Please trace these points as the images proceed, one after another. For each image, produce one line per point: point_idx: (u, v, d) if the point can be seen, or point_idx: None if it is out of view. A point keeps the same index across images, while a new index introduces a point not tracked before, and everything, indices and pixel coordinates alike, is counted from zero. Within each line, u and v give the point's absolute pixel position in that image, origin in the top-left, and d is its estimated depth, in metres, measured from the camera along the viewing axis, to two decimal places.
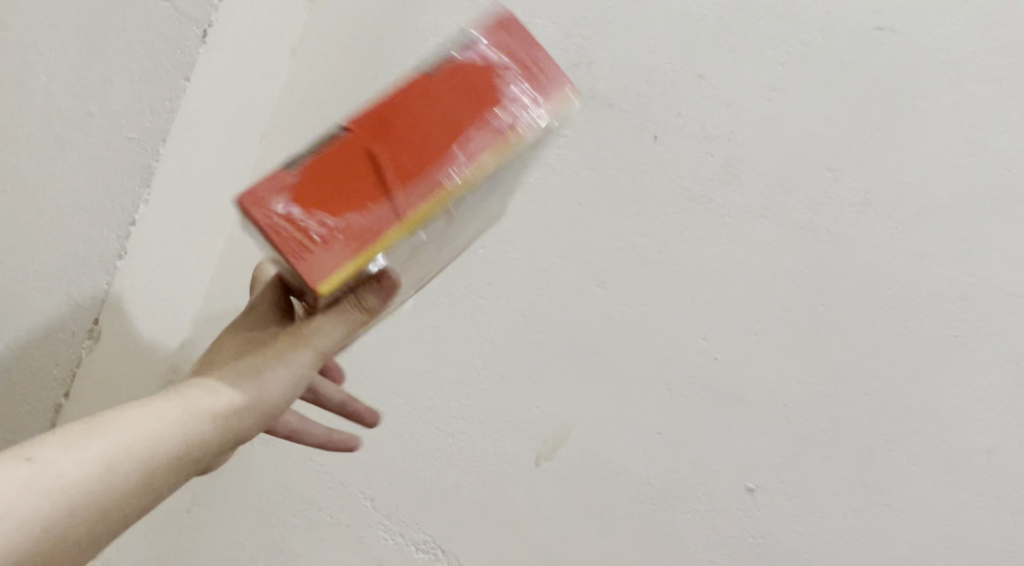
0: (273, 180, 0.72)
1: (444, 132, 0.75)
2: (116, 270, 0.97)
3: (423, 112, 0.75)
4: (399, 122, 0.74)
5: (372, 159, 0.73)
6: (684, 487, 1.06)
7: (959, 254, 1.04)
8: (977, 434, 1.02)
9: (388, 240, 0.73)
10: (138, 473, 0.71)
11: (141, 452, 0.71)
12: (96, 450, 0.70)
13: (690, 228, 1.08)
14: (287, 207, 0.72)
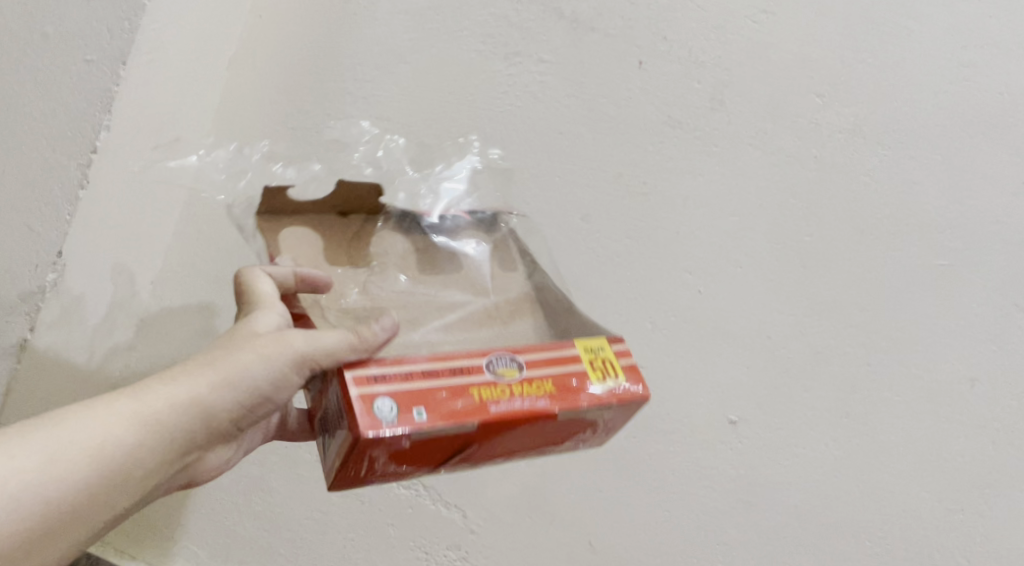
0: (393, 441, 0.75)
1: (514, 445, 0.81)
2: (78, 200, 1.00)
3: (509, 441, 0.80)
4: (489, 446, 0.80)
5: (456, 454, 0.80)
6: (666, 420, 1.05)
7: (945, 181, 1.01)
8: (960, 362, 1.00)
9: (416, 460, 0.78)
10: (96, 509, 0.75)
11: (93, 484, 0.74)
12: (63, 479, 0.73)
13: (675, 157, 1.06)
14: (380, 456, 0.76)
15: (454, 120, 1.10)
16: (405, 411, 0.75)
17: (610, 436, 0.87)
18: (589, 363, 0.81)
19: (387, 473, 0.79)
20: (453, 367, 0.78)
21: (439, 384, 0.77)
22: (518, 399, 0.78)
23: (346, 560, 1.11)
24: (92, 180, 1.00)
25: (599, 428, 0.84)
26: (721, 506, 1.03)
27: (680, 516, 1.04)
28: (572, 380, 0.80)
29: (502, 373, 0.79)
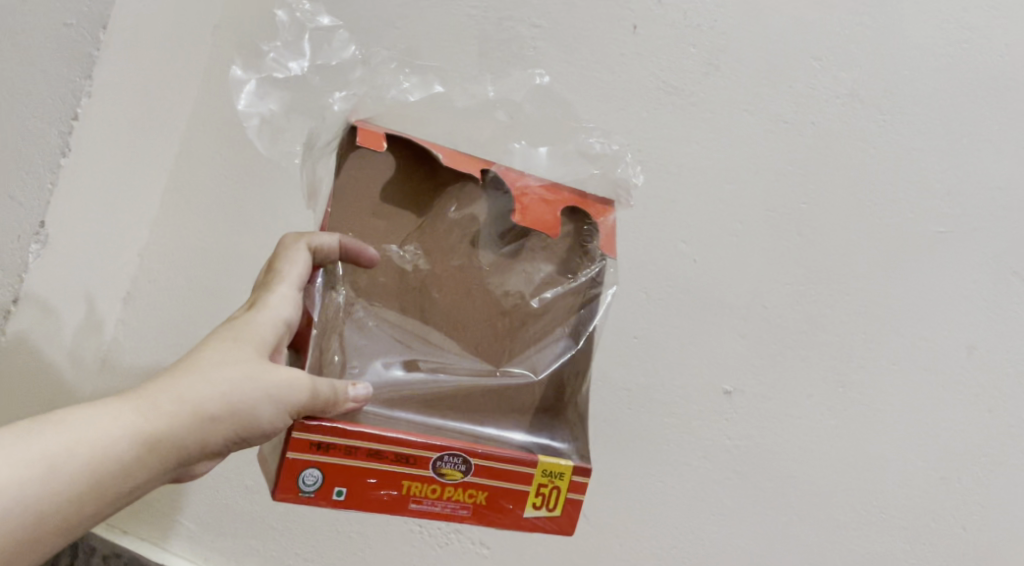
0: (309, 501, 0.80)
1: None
2: (60, 168, 0.98)
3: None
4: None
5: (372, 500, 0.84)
6: (661, 390, 1.04)
7: (944, 147, 1.00)
8: (957, 329, 0.99)
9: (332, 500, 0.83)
10: (79, 524, 0.75)
11: (89, 491, 0.74)
12: (60, 484, 0.73)
13: (670, 124, 1.04)
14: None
15: None
16: (326, 486, 0.79)
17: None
18: (535, 489, 0.82)
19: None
20: (401, 455, 0.80)
21: (375, 469, 0.80)
22: (439, 502, 0.81)
23: (338, 533, 1.10)
24: (74, 146, 0.98)
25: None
26: (716, 477, 1.03)
27: (675, 487, 1.03)
28: (508, 500, 0.82)
29: (445, 474, 0.81)
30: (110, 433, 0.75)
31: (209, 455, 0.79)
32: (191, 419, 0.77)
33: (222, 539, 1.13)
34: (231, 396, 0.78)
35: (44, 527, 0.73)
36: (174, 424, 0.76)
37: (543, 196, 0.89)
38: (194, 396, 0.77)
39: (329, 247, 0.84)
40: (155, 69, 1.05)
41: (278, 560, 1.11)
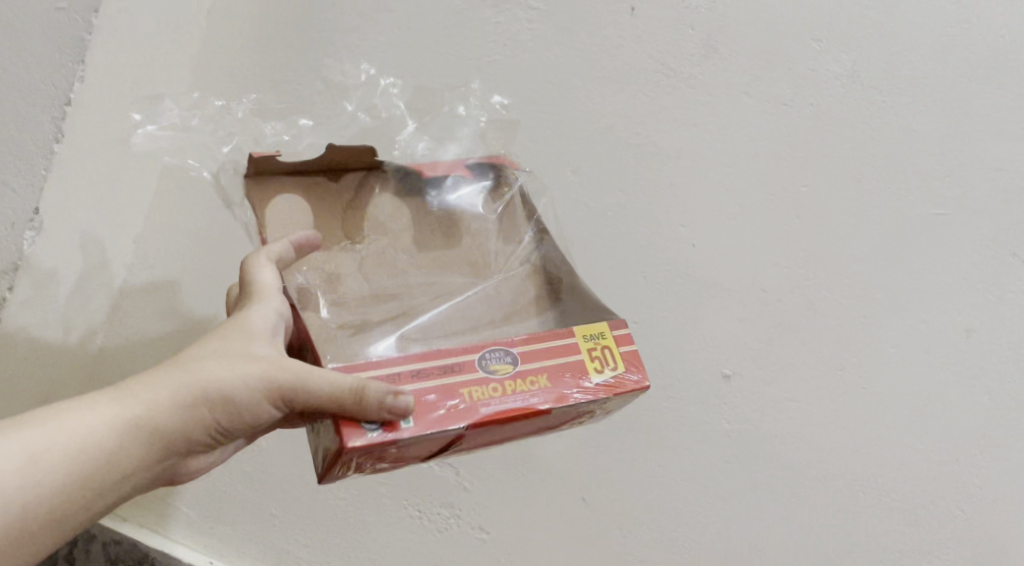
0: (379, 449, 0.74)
1: (511, 437, 0.81)
2: (55, 153, 0.99)
3: (502, 434, 0.79)
4: (481, 440, 0.79)
5: (442, 450, 0.79)
6: (660, 374, 1.03)
7: (943, 128, 1.00)
8: (957, 312, 0.99)
9: (405, 456, 0.78)
10: (66, 517, 0.74)
11: (74, 485, 0.73)
12: (44, 478, 0.72)
13: (669, 106, 1.04)
14: (362, 461, 0.76)
15: (441, 72, 1.08)
16: (388, 416, 0.74)
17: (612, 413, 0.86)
18: (588, 354, 0.79)
19: (378, 468, 0.79)
20: (442, 368, 0.77)
21: (429, 388, 0.76)
22: (507, 397, 0.76)
23: (338, 520, 1.10)
24: (68, 133, 1.00)
25: (599, 412, 0.83)
26: (715, 461, 1.03)
27: (673, 471, 1.04)
28: (569, 374, 0.78)
29: (495, 370, 0.77)
30: (92, 427, 0.74)
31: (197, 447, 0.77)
32: (176, 412, 0.75)
33: (219, 527, 1.11)
34: (219, 392, 0.75)
35: (31, 519, 0.72)
36: (157, 416, 0.75)
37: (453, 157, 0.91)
38: (177, 390, 0.75)
39: (284, 254, 0.81)
40: (148, 58, 1.07)
41: (277, 547, 1.10)
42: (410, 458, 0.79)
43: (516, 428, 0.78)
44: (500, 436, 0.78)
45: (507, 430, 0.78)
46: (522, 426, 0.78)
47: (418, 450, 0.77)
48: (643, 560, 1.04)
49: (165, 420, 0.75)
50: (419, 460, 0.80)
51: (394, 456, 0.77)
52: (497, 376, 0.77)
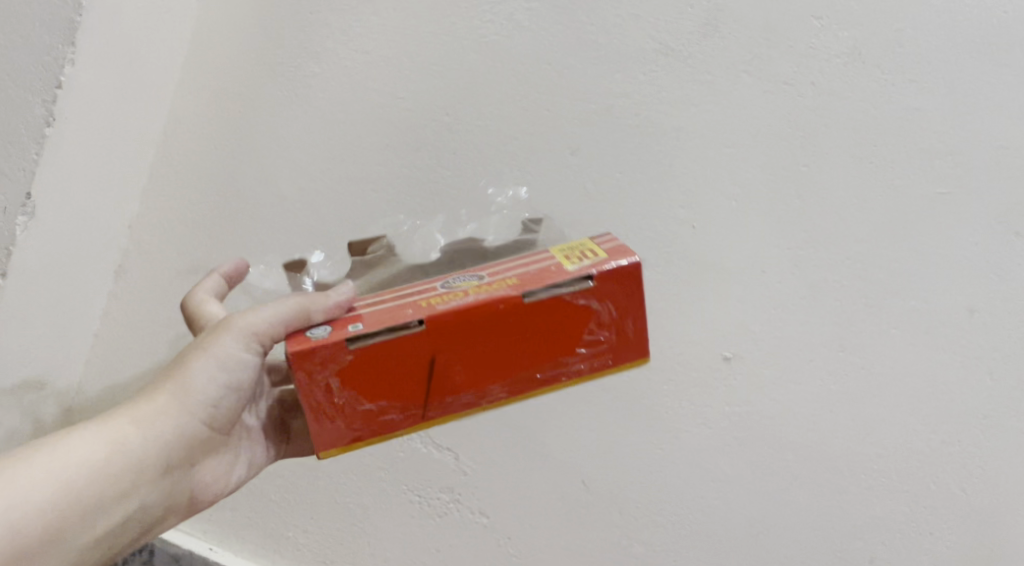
0: (340, 354, 0.77)
1: (503, 356, 0.79)
2: (46, 139, 0.98)
3: (488, 348, 0.79)
4: (469, 360, 0.79)
5: (426, 370, 0.78)
6: (659, 357, 1.04)
7: (948, 105, 0.98)
8: (959, 292, 0.99)
9: (381, 374, 0.78)
10: (88, 521, 0.77)
11: (87, 488, 0.77)
12: (58, 485, 0.76)
13: (667, 86, 1.02)
14: (336, 382, 0.77)
15: (435, 52, 1.06)
16: (340, 324, 0.78)
17: (638, 340, 0.80)
18: (561, 256, 0.81)
19: (374, 412, 0.79)
20: (404, 292, 0.81)
21: (387, 306, 0.79)
22: (469, 295, 0.78)
23: (337, 505, 1.11)
24: (59, 116, 0.98)
25: (603, 320, 0.80)
26: (716, 442, 1.03)
27: (673, 453, 1.04)
28: (537, 269, 0.80)
29: (459, 282, 0.80)
30: (91, 436, 0.79)
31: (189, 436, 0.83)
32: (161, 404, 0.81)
33: (219, 512, 1.14)
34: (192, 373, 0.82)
35: (53, 526, 0.75)
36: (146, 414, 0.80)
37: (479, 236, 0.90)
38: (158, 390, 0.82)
39: (218, 288, 0.89)
40: (140, 37, 1.04)
41: (277, 533, 1.13)
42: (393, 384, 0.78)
43: (491, 320, 0.78)
44: (480, 335, 0.78)
45: (479, 321, 0.78)
46: (502, 321, 0.78)
47: (391, 362, 0.78)
48: (646, 543, 1.06)
49: (159, 405, 0.81)
50: (419, 400, 0.79)
51: (366, 365, 0.77)
52: (461, 285, 0.80)
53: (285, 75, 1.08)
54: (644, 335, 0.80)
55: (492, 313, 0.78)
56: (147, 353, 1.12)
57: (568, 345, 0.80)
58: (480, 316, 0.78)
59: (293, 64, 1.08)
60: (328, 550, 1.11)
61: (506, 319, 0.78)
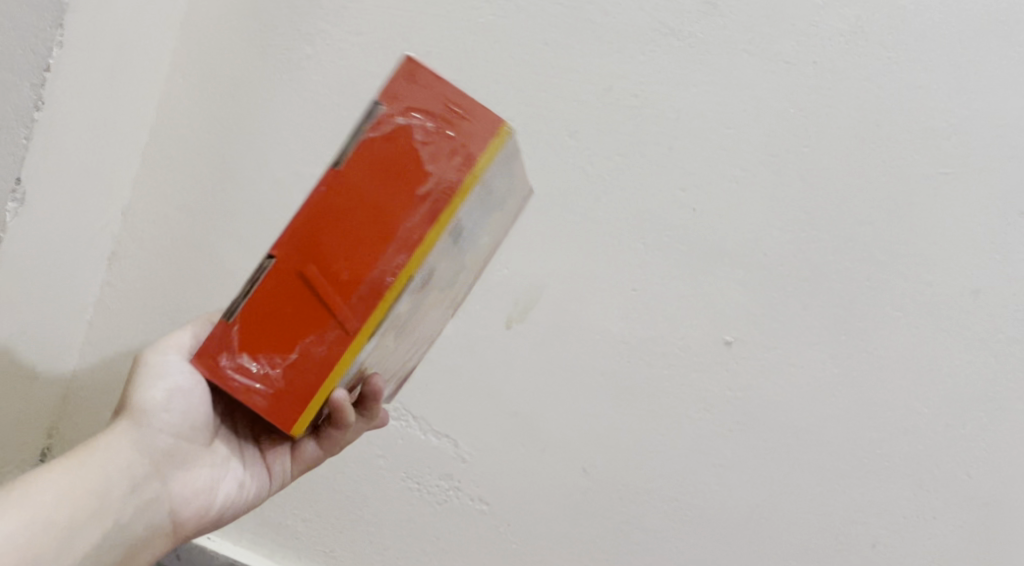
0: (224, 337, 0.78)
1: (366, 232, 0.77)
2: (35, 122, 0.95)
3: (354, 233, 0.77)
4: (340, 259, 0.77)
5: (313, 290, 0.77)
6: (660, 342, 1.02)
7: (952, 84, 0.97)
8: (963, 273, 0.98)
9: (275, 321, 0.77)
10: (66, 547, 0.78)
11: (57, 514, 0.79)
12: (26, 518, 0.78)
13: (666, 67, 1.00)
14: (240, 358, 0.78)
15: (431, 34, 1.04)
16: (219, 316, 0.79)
17: (473, 111, 0.77)
18: None
19: (297, 359, 0.77)
20: None
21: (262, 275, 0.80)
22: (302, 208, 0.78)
23: (336, 493, 1.10)
24: (48, 99, 0.95)
25: (424, 123, 0.77)
26: (717, 427, 1.02)
27: (675, 439, 1.03)
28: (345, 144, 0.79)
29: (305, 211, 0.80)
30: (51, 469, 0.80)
31: (150, 450, 0.84)
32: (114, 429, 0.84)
33: None
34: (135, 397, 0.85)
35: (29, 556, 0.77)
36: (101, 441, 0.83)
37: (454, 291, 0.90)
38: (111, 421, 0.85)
39: None
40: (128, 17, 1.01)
41: (276, 522, 1.12)
42: (302, 320, 0.77)
43: (331, 202, 0.77)
44: (332, 224, 0.77)
45: (320, 212, 0.77)
46: (343, 195, 0.77)
47: (276, 305, 0.77)
48: (648, 530, 1.05)
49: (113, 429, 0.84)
50: (328, 323, 0.77)
51: (255, 319, 0.77)
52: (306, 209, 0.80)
53: (279, 59, 1.07)
54: (472, 102, 0.77)
55: (325, 195, 0.77)
56: (140, 342, 1.11)
57: (415, 170, 0.77)
58: (318, 211, 0.77)
59: (286, 47, 1.06)
60: (329, 539, 1.11)
61: (334, 195, 0.77)
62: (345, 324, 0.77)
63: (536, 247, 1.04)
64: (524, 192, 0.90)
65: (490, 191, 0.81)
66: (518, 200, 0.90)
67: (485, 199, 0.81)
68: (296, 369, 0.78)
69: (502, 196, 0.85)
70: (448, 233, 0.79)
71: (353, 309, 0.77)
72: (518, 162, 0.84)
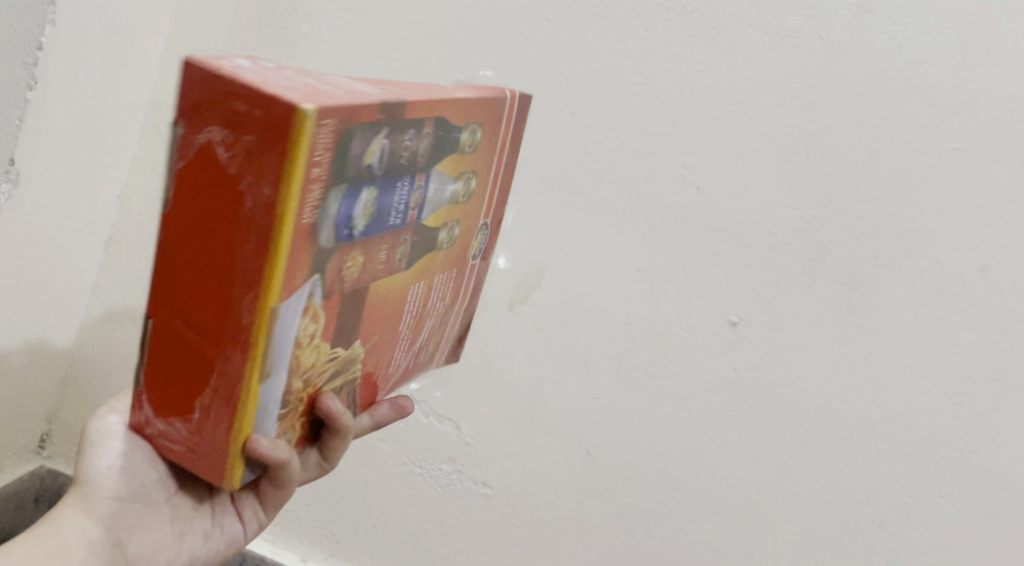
0: (137, 407, 0.68)
1: (212, 273, 0.63)
2: (28, 102, 0.94)
3: (207, 273, 0.63)
4: (203, 303, 0.63)
5: (191, 346, 0.65)
6: (664, 324, 1.02)
7: (957, 57, 0.92)
8: (971, 250, 0.94)
9: (171, 383, 0.66)
10: None
11: None
12: None
13: (669, 42, 0.98)
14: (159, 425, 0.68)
15: (429, 11, 1.02)
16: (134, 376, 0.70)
17: (265, 104, 0.59)
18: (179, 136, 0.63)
19: (202, 420, 0.66)
20: None
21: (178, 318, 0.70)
22: None
23: (339, 476, 1.16)
24: (40, 78, 0.94)
25: (228, 131, 0.60)
26: (720, 408, 1.03)
27: (678, 419, 1.04)
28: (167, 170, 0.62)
29: None
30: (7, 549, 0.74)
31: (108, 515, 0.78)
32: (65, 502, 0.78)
33: None
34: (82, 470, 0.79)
35: None
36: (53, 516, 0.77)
37: (450, 265, 0.79)
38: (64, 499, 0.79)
39: None
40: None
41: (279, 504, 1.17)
42: None
43: (178, 249, 0.63)
44: (184, 273, 0.63)
45: (171, 263, 0.64)
46: (188, 238, 0.63)
47: (167, 370, 0.66)
48: (650, 510, 1.07)
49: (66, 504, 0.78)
50: (211, 377, 0.65)
51: (155, 386, 0.67)
52: None
53: (275, 38, 1.06)
54: (260, 93, 0.59)
55: (167, 242, 0.63)
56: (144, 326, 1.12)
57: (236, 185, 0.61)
58: (169, 263, 0.64)
59: (282, 25, 1.05)
60: (334, 517, 1.17)
61: (175, 237, 0.63)
62: (229, 377, 0.64)
63: (540, 229, 1.04)
64: (455, 129, 0.71)
65: (347, 166, 0.62)
66: (457, 135, 0.72)
67: (349, 179, 0.63)
68: (205, 432, 0.66)
69: (391, 160, 0.66)
70: (315, 240, 0.63)
71: (230, 359, 0.64)
72: (385, 116, 0.64)
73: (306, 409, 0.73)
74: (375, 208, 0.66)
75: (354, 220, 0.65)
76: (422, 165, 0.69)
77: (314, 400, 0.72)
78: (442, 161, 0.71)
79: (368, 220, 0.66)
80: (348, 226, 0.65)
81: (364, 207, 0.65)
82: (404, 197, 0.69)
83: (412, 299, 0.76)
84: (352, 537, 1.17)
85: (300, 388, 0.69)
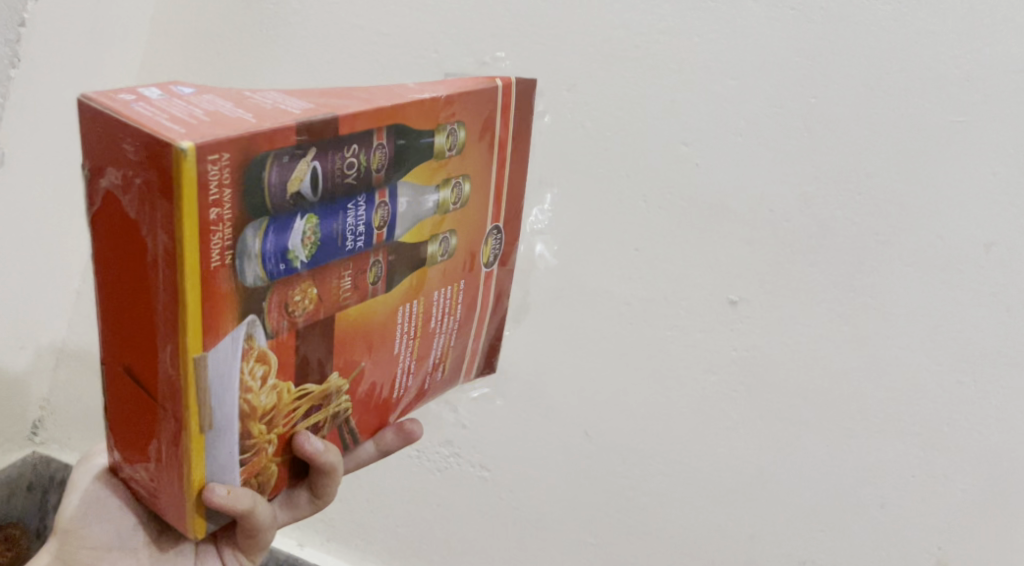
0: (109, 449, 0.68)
1: (137, 323, 0.61)
2: (11, 79, 0.96)
3: (135, 319, 0.61)
4: (135, 349, 0.62)
5: (135, 391, 0.63)
6: (664, 304, 1.01)
7: (963, 26, 0.88)
8: (977, 225, 0.92)
9: (128, 429, 0.65)
10: None
11: None
12: None
13: (667, 14, 0.95)
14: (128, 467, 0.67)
15: None
16: None
17: (146, 145, 0.56)
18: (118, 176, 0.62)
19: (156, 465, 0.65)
20: None
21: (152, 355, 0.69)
22: None
23: None
24: (24, 54, 0.96)
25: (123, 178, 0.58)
26: (719, 388, 1.02)
27: (679, 399, 1.03)
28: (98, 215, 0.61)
29: None
30: None
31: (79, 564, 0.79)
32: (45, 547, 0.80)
33: None
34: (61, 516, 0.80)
35: None
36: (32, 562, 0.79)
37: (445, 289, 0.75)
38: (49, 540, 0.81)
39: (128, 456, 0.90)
40: None
41: None
42: None
43: (110, 298, 0.62)
44: (118, 321, 0.62)
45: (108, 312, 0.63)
46: (117, 288, 0.61)
47: (122, 417, 0.65)
48: (651, 492, 1.08)
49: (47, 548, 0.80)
50: (157, 423, 0.63)
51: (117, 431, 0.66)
52: None
53: (267, 14, 1.05)
54: (141, 133, 0.56)
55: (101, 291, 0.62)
56: None
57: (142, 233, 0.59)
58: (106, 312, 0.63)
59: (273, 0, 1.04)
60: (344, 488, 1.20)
61: (105, 286, 0.62)
62: (167, 424, 0.62)
63: None
64: (420, 136, 0.67)
65: (261, 199, 0.59)
66: (427, 139, 0.68)
67: (267, 212, 0.60)
68: (160, 477, 0.65)
69: (328, 185, 0.62)
70: (239, 279, 0.60)
71: (165, 407, 0.62)
72: (304, 139, 0.60)
73: (281, 450, 0.70)
74: (322, 236, 0.64)
75: (294, 251, 0.62)
76: (376, 181, 0.66)
77: (289, 437, 0.70)
78: (407, 174, 0.67)
79: (312, 249, 0.63)
80: (287, 258, 0.62)
81: (303, 237, 0.62)
82: (358, 218, 0.65)
83: (399, 329, 0.72)
84: (360, 508, 1.21)
85: (262, 431, 0.66)
